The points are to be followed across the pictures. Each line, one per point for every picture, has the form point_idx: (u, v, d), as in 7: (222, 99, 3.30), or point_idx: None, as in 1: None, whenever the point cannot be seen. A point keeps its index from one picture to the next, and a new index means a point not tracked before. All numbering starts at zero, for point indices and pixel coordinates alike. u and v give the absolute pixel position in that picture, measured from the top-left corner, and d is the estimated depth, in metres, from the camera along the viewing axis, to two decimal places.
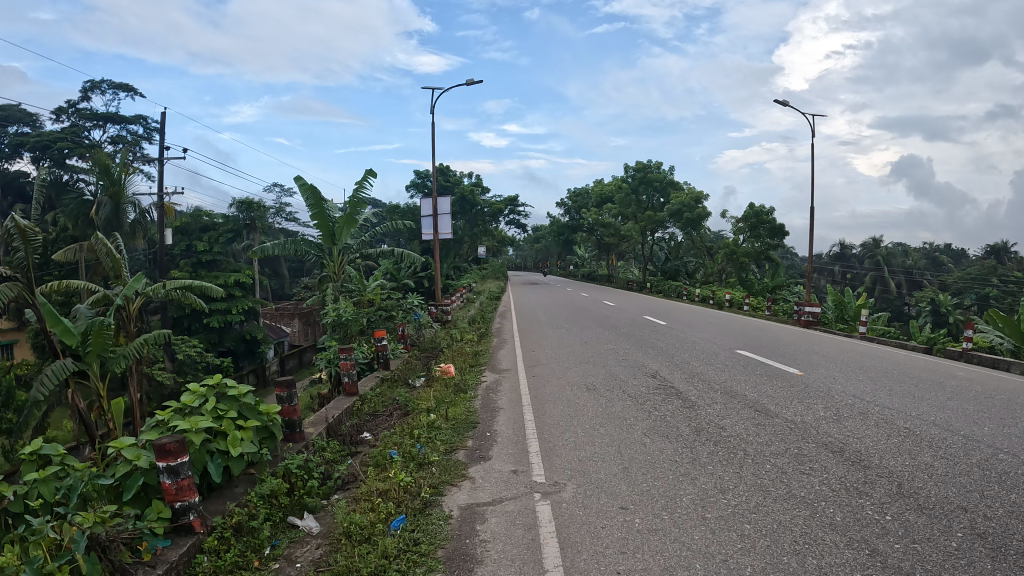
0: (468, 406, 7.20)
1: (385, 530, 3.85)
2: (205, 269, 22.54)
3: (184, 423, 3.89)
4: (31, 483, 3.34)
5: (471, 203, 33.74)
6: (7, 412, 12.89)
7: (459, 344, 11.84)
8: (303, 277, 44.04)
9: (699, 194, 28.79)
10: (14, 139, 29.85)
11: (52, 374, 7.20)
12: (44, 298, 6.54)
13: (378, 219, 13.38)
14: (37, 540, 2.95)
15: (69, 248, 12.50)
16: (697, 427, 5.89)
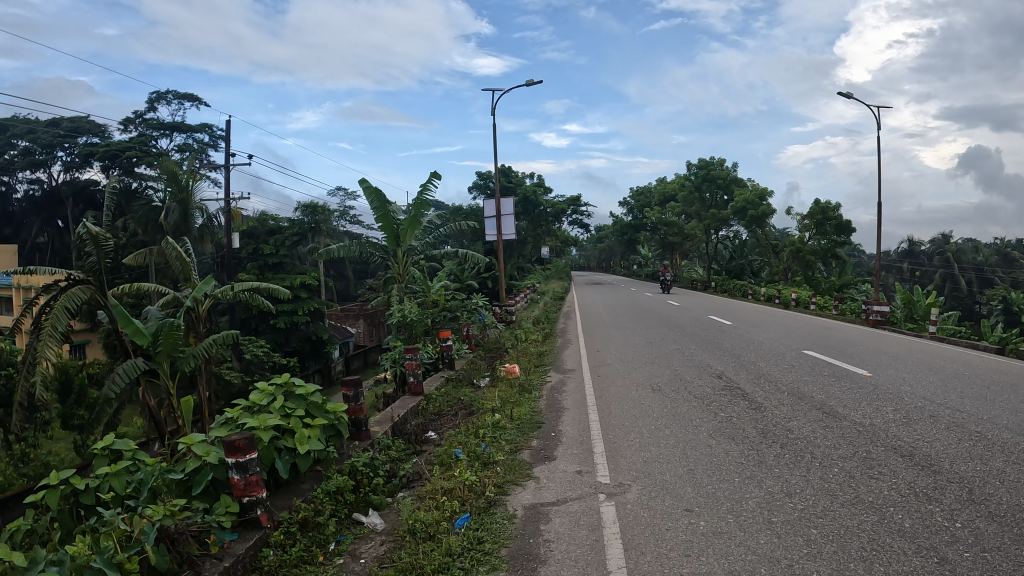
0: (532, 406, 7.23)
1: (449, 528, 3.86)
2: (271, 272, 23.14)
3: (252, 420, 4.01)
4: (103, 476, 3.48)
5: (533, 203, 33.78)
6: (81, 410, 13.52)
7: (525, 345, 11.83)
8: (369, 278, 45.00)
9: (764, 191, 28.30)
10: (87, 149, 31.34)
11: (124, 372, 7.52)
12: (118, 300, 6.80)
13: (443, 221, 13.55)
14: (108, 531, 3.06)
15: (139, 253, 12.97)
16: (764, 429, 5.77)
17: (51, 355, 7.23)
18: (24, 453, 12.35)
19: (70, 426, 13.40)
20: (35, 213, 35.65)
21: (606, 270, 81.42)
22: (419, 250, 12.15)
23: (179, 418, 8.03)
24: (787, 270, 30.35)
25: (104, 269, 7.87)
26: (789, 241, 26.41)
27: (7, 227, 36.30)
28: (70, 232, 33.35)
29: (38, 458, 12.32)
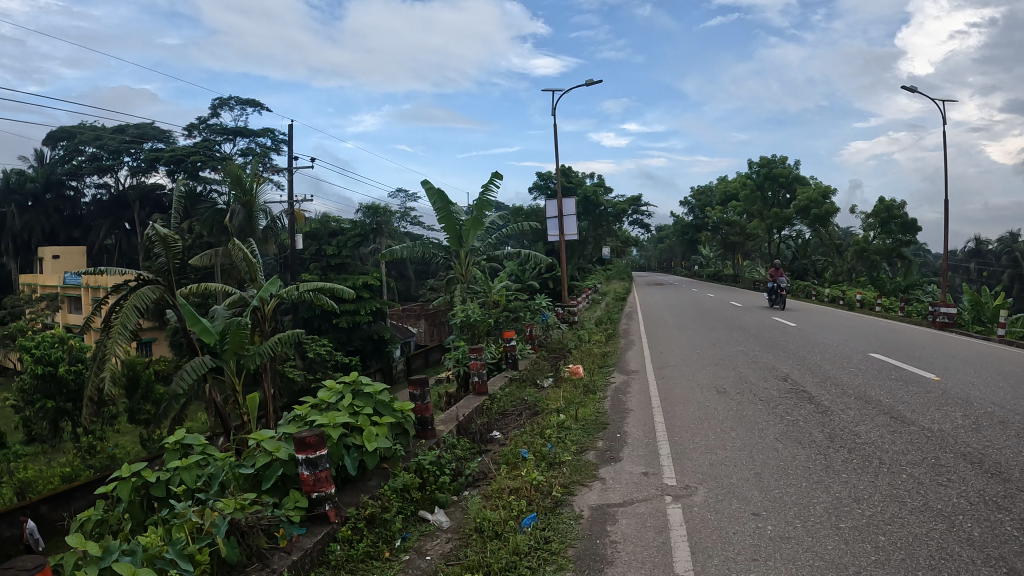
0: (597, 406, 7.22)
1: (515, 527, 3.88)
2: (334, 272, 23.44)
3: (322, 417, 4.09)
4: (174, 470, 3.59)
5: (593, 203, 33.46)
6: (148, 405, 14.00)
7: (587, 346, 11.78)
8: (429, 279, 45.41)
9: (828, 189, 27.66)
10: (154, 154, 32.41)
11: (191, 369, 7.76)
12: (185, 300, 7.02)
13: (505, 222, 13.60)
14: (180, 523, 3.16)
15: (205, 253, 13.37)
16: (831, 433, 5.64)
17: (120, 351, 7.52)
18: (93, 445, 12.87)
19: (137, 420, 13.90)
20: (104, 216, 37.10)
21: (668, 271, 80.35)
22: (481, 250, 12.23)
23: (244, 414, 8.26)
24: (852, 270, 29.55)
25: (172, 270, 8.15)
26: (853, 240, 25.72)
27: (75, 230, 37.42)
28: (138, 234, 34.59)
29: (106, 450, 12.82)
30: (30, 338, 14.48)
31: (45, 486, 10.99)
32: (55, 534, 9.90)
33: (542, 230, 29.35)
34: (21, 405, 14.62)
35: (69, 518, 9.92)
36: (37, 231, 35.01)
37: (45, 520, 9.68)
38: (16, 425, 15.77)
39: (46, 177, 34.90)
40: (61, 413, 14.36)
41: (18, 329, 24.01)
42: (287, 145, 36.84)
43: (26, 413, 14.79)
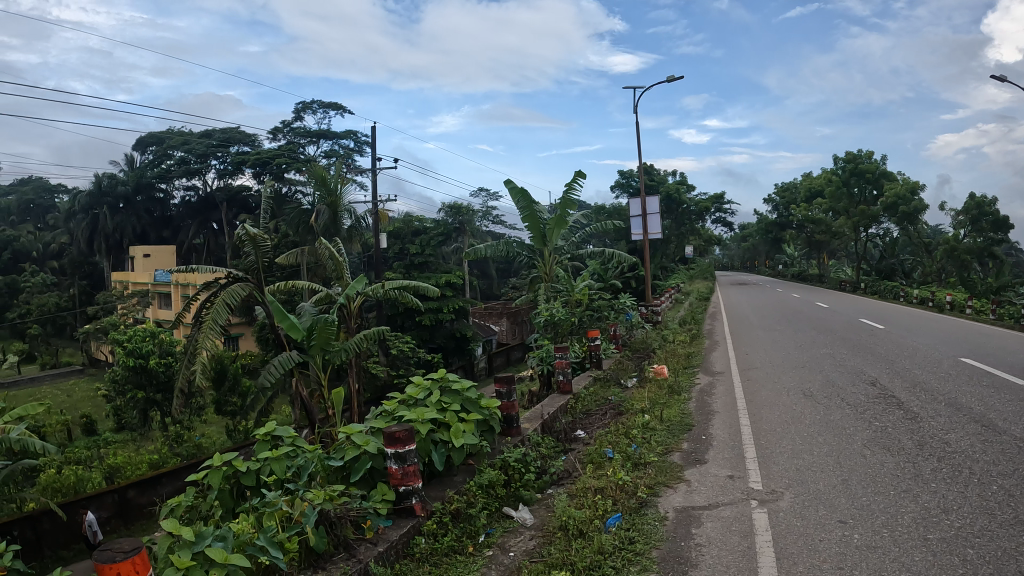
0: (682, 407, 7.13)
1: (600, 526, 3.88)
2: (418, 271, 23.70)
3: (411, 413, 4.19)
4: (265, 460, 3.73)
5: (676, 201, 32.60)
6: (235, 397, 14.58)
7: (671, 347, 11.61)
8: (512, 278, 45.45)
9: (917, 185, 26.52)
10: (241, 157, 33.74)
11: (279, 364, 8.03)
12: (274, 296, 7.27)
13: (589, 221, 13.53)
14: (271, 511, 3.30)
15: (292, 252, 13.79)
16: (921, 440, 5.41)
17: (211, 345, 7.86)
18: (179, 434, 13.43)
19: (224, 411, 14.48)
20: (192, 217, 38.79)
21: (751, 271, 77.88)
22: (566, 249, 12.25)
23: (329, 408, 8.49)
24: (942, 271, 28.20)
25: (262, 268, 8.45)
26: (942, 239, 24.57)
27: (166, 230, 39.57)
28: (225, 234, 36.13)
29: (192, 439, 13.34)
30: (125, 331, 15.30)
31: (133, 472, 11.54)
32: (143, 518, 10.36)
33: (623, 230, 28.91)
34: (116, 394, 15.41)
35: (155, 503, 10.41)
36: (129, 232, 36.32)
37: (133, 504, 10.18)
38: (109, 413, 16.68)
39: (137, 180, 36.41)
40: (150, 403, 15.06)
41: (114, 323, 25.28)
42: (369, 146, 37.74)
43: (119, 401, 15.57)
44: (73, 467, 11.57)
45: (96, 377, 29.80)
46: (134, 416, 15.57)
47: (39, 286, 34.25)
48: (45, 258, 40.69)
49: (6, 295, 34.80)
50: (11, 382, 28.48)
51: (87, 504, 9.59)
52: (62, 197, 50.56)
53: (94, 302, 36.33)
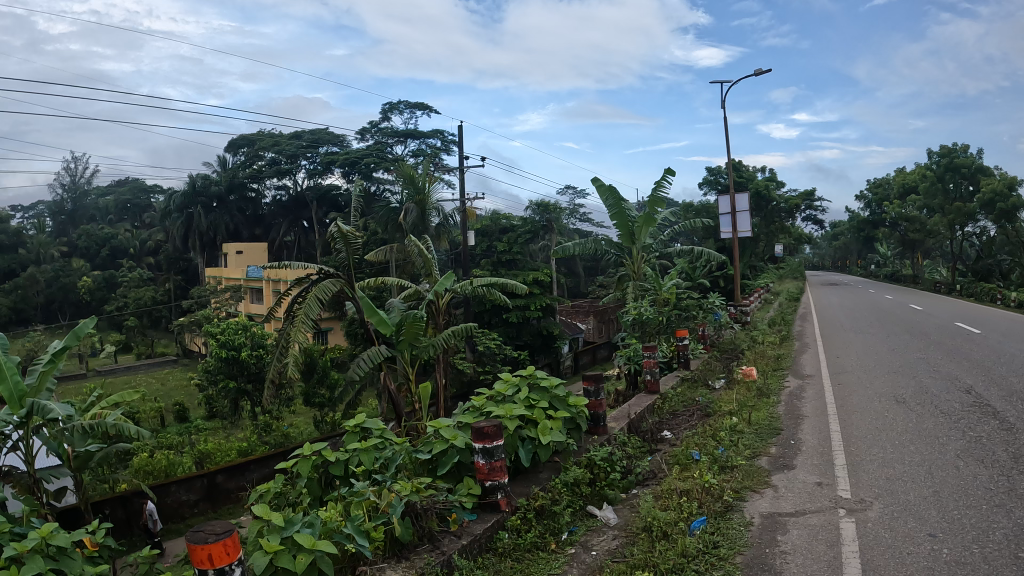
0: (770, 411, 6.96)
1: (684, 529, 3.84)
2: (505, 268, 23.77)
3: (500, 409, 4.32)
4: (353, 451, 3.86)
5: (766, 198, 31.18)
6: (323, 389, 15.11)
7: (760, 348, 11.33)
8: (598, 276, 45.02)
9: (1017, 180, 25.06)
10: (330, 157, 34.89)
11: (369, 358, 8.30)
12: (365, 293, 7.60)
13: (679, 219, 13.29)
14: (358, 501, 3.44)
15: (381, 248, 14.13)
16: (1019, 453, 5.12)
17: (302, 338, 8.16)
18: (268, 423, 13.94)
19: (312, 402, 14.97)
20: (283, 215, 40.13)
21: (843, 270, 74.72)
22: (656, 248, 12.08)
23: (416, 402, 8.69)
24: None
25: (352, 265, 8.73)
26: None
27: (258, 228, 41.10)
28: (315, 232, 37.42)
29: (280, 428, 13.81)
30: (219, 324, 16.07)
31: (222, 458, 12.04)
32: (230, 502, 10.70)
33: (711, 228, 28.18)
34: (209, 384, 16.14)
35: (243, 488, 10.71)
36: (222, 229, 37.97)
37: (221, 488, 10.54)
38: (202, 401, 17.48)
39: (230, 181, 38.17)
40: (242, 392, 15.65)
41: (208, 315, 26.44)
42: (456, 145, 38.50)
43: (211, 391, 16.32)
44: (166, 451, 12.19)
45: (189, 367, 31.17)
46: (225, 405, 16.27)
47: (137, 281, 36.14)
48: (143, 255, 42.82)
49: (105, 289, 36.82)
50: (111, 370, 30.16)
51: (176, 487, 10.07)
52: (157, 196, 53.26)
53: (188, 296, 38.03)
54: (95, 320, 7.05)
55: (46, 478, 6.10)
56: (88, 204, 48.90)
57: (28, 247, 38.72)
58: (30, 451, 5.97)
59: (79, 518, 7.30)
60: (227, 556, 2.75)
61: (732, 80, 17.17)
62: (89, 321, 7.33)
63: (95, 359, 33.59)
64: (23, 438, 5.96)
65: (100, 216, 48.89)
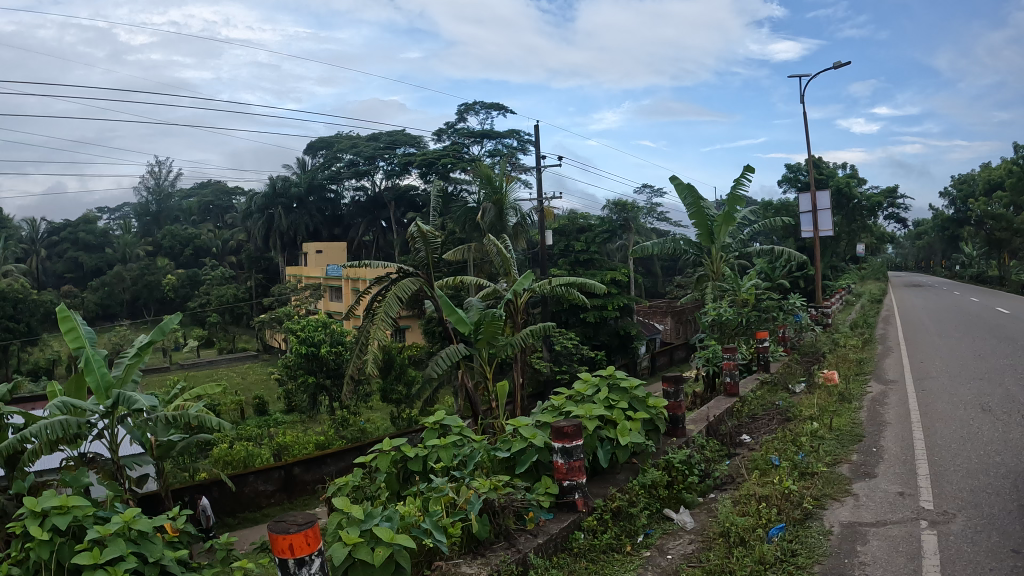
0: (852, 416, 6.74)
1: (761, 535, 3.78)
2: (583, 268, 23.68)
3: (579, 410, 4.43)
4: (433, 447, 4.00)
5: (847, 196, 30.09)
6: (400, 385, 15.44)
7: (843, 351, 10.96)
8: (677, 276, 44.26)
9: None
10: (406, 159, 35.62)
11: (446, 356, 8.45)
12: (443, 293, 7.90)
13: (759, 217, 12.91)
14: (438, 497, 3.63)
15: (459, 248, 14.28)
16: None
17: (382, 335, 8.35)
18: (346, 418, 14.21)
19: (389, 399, 15.30)
20: (362, 216, 40.83)
21: (927, 271, 71.50)
22: (735, 247, 11.80)
23: (493, 401, 8.81)
24: None
25: (431, 263, 8.92)
26: None
27: (337, 228, 41.88)
28: (394, 232, 38.18)
29: (356, 423, 14.07)
30: (299, 321, 16.55)
31: (299, 450, 12.42)
32: (307, 494, 11.06)
33: (790, 227, 27.35)
34: (288, 379, 16.67)
35: (319, 481, 11.03)
36: (301, 229, 38.92)
37: (298, 480, 10.88)
38: (282, 396, 18.05)
39: (309, 182, 39.29)
40: (320, 387, 16.11)
41: (289, 313, 27.26)
42: (533, 144, 38.65)
43: (290, 385, 16.86)
44: (246, 443, 12.66)
45: (268, 362, 32.16)
46: (304, 399, 16.76)
47: (219, 279, 37.53)
48: (225, 254, 44.40)
49: (189, 286, 38.37)
50: (194, 364, 31.40)
51: (255, 477, 10.46)
52: (239, 198, 55.26)
53: (268, 293, 39.25)
54: (178, 316, 7.35)
55: (129, 465, 6.45)
56: (172, 205, 51.11)
57: (117, 247, 40.71)
58: (115, 439, 6.30)
59: (161, 504, 7.63)
60: (309, 546, 2.84)
61: (811, 75, 16.74)
62: (175, 317, 7.64)
63: (179, 353, 35.05)
64: (108, 427, 6.30)
65: (184, 217, 51.02)
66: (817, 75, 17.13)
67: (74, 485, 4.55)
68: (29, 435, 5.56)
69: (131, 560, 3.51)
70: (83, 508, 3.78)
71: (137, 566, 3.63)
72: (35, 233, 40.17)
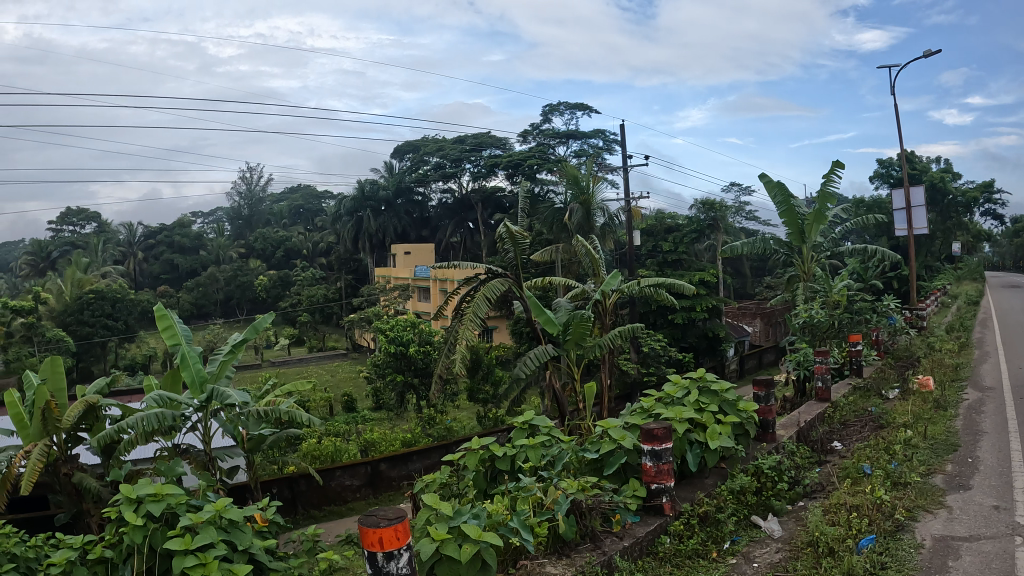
0: (948, 425, 6.37)
1: (850, 546, 3.62)
2: (671, 268, 23.27)
3: (668, 412, 4.37)
4: (521, 447, 4.07)
5: (941, 191, 28.40)
6: (487, 385, 15.59)
7: (939, 355, 10.37)
8: (766, 277, 42.91)
9: None
10: (492, 161, 35.99)
11: (534, 357, 8.48)
12: (533, 294, 8.03)
13: (850, 215, 12.33)
14: (526, 497, 3.68)
15: (546, 249, 14.27)
16: None
17: (469, 335, 8.48)
18: (432, 417, 14.40)
19: (477, 398, 15.48)
20: (449, 217, 41.64)
21: None
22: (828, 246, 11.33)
23: (580, 402, 8.78)
24: None
25: (520, 264, 8.98)
26: None
27: (425, 229, 42.78)
28: (482, 233, 38.60)
29: (443, 421, 14.21)
30: (387, 321, 17.01)
31: (386, 447, 12.69)
32: (392, 490, 11.28)
33: (883, 224, 26.07)
34: (377, 377, 17.07)
35: (405, 477, 11.26)
36: (390, 231, 39.87)
37: (384, 476, 11.15)
38: (369, 394, 18.48)
39: (397, 185, 40.26)
40: (408, 386, 16.41)
41: (376, 313, 27.96)
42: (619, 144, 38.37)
43: (379, 384, 17.24)
44: (336, 439, 13.05)
45: (356, 360, 33.07)
46: (391, 398, 17.11)
47: (309, 280, 38.79)
48: (315, 256, 45.88)
49: (280, 287, 39.85)
50: (284, 362, 32.61)
51: (342, 472, 10.78)
52: (328, 202, 57.03)
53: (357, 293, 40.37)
54: (269, 317, 7.64)
55: (220, 457, 6.78)
56: (263, 209, 53.21)
57: (210, 249, 42.70)
58: (207, 431, 6.62)
59: (251, 495, 7.95)
60: (397, 540, 2.91)
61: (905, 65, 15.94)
62: (266, 317, 7.97)
63: (270, 351, 36.49)
64: (202, 420, 6.61)
65: (275, 220, 53.04)
66: (909, 64, 16.30)
67: (168, 474, 4.79)
68: (127, 426, 5.90)
69: (221, 546, 3.69)
70: (177, 496, 3.97)
71: (227, 553, 3.81)
72: (132, 237, 42.63)
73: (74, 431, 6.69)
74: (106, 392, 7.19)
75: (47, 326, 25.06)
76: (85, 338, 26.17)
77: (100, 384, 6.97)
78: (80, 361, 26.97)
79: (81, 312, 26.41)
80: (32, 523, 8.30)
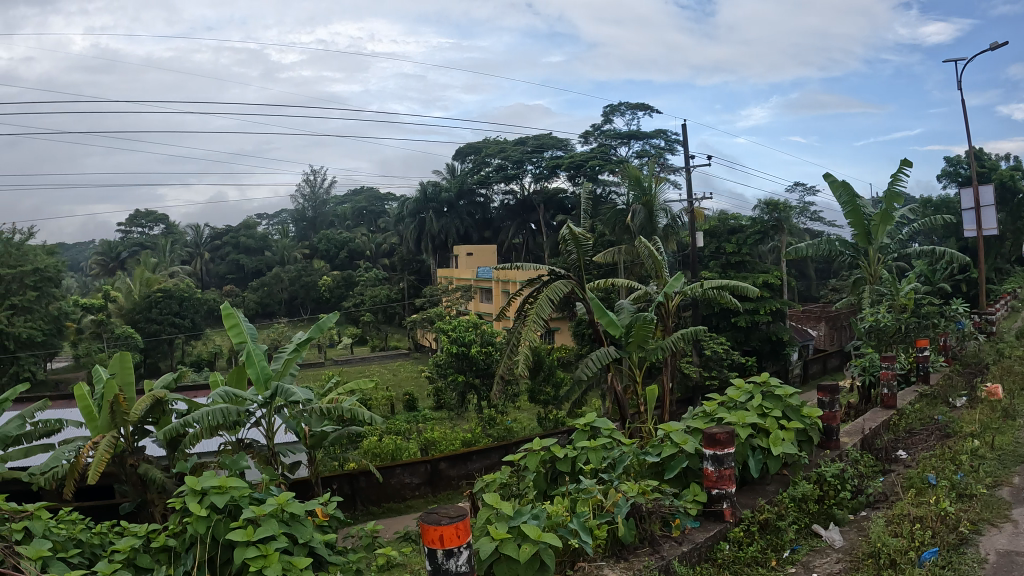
0: (1020, 435, 6.08)
1: (913, 558, 3.51)
2: (734, 270, 22.85)
3: (730, 416, 4.31)
4: (582, 449, 4.06)
5: (1013, 189, 27.05)
6: (547, 386, 15.59)
7: (1011, 362, 9.91)
8: (831, 279, 41.70)
9: None
10: (553, 162, 35.99)
11: (596, 358, 8.44)
12: (596, 296, 8.00)
13: (918, 215, 11.86)
14: (586, 498, 3.67)
15: (610, 251, 14.20)
16: None
17: (531, 336, 8.51)
18: (493, 417, 14.50)
19: (538, 400, 15.49)
20: (511, 218, 41.81)
21: None
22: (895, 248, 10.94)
23: (640, 405, 8.70)
24: None
25: (582, 266, 8.96)
26: None
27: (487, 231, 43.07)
28: (544, 234, 38.62)
29: (503, 422, 14.29)
30: (449, 321, 17.26)
31: (446, 446, 12.81)
32: (451, 489, 11.37)
33: (953, 225, 25.00)
34: (439, 377, 17.24)
35: (464, 476, 11.33)
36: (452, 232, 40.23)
37: (443, 475, 11.25)
38: (430, 394, 18.68)
39: (459, 187, 40.65)
40: (470, 386, 16.49)
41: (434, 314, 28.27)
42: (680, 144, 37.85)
43: (441, 384, 17.41)
44: (395, 437, 13.24)
45: (417, 360, 33.47)
46: (452, 398, 17.28)
47: (372, 280, 39.49)
48: (378, 257, 46.67)
49: (344, 287, 40.67)
50: (346, 361, 33.27)
51: (401, 470, 10.95)
52: (389, 204, 57.94)
53: (418, 294, 40.90)
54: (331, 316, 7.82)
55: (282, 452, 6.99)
56: (327, 212, 54.45)
57: (276, 250, 43.92)
58: (272, 427, 6.83)
59: (311, 490, 8.14)
60: (458, 538, 2.95)
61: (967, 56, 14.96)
62: (330, 317, 8.19)
63: (333, 350, 37.33)
64: (266, 415, 6.82)
65: (338, 222, 54.19)
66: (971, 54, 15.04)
67: (231, 468, 4.95)
68: (193, 420, 6.15)
69: (281, 539, 3.79)
70: (240, 489, 4.11)
71: (288, 545, 3.92)
72: (200, 238, 44.15)
73: (142, 424, 7.00)
74: (173, 387, 7.46)
75: (118, 323, 26.17)
76: (153, 335, 27.22)
77: (167, 379, 7.25)
78: (149, 357, 28.00)
79: (150, 310, 27.54)
80: (102, 511, 8.68)
